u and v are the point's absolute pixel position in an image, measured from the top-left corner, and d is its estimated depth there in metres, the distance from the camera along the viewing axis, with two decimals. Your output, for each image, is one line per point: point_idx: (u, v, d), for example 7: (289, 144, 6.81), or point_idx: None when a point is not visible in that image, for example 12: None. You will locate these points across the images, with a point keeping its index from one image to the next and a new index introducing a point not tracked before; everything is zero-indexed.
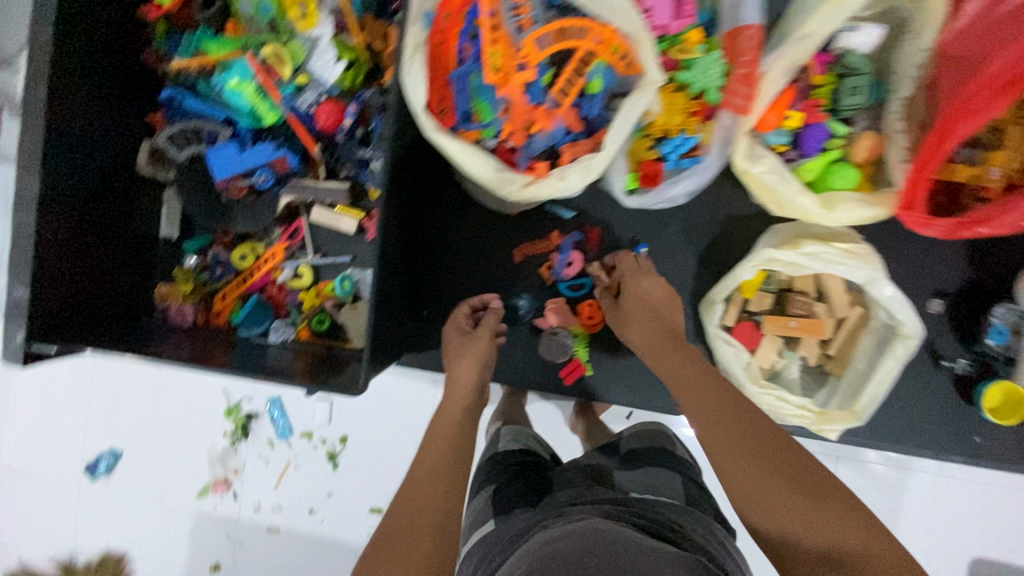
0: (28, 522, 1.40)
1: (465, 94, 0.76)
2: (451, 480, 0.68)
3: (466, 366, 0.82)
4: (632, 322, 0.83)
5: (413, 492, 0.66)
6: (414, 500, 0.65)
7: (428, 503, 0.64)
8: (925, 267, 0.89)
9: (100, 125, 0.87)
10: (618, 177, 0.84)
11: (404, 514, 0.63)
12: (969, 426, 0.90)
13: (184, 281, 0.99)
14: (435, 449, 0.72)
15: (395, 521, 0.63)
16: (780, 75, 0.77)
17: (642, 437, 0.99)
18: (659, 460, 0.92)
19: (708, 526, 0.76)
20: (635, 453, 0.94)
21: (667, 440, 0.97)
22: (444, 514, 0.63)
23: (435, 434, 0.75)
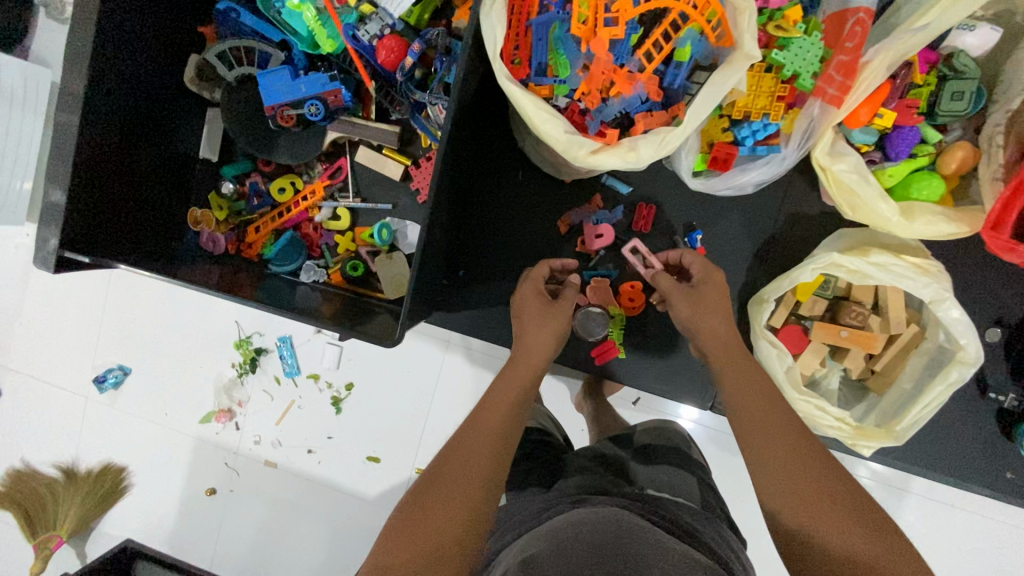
0: (36, 424, 1.42)
1: (543, 45, 0.71)
2: (502, 444, 0.67)
3: (544, 336, 0.78)
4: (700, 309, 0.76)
5: (461, 449, 0.66)
6: (463, 457, 0.65)
7: (477, 460, 0.64)
8: (992, 294, 0.84)
9: (151, 30, 0.83)
10: (688, 156, 0.79)
11: (450, 468, 0.64)
12: (1003, 460, 0.87)
13: (218, 208, 0.95)
14: (492, 410, 0.71)
15: (428, 482, 0.62)
16: (882, 68, 0.71)
17: (656, 432, 0.96)
18: (675, 457, 0.88)
19: (721, 533, 0.73)
20: (651, 448, 0.90)
21: (682, 438, 0.95)
22: (493, 473, 0.64)
23: (495, 396, 0.73)
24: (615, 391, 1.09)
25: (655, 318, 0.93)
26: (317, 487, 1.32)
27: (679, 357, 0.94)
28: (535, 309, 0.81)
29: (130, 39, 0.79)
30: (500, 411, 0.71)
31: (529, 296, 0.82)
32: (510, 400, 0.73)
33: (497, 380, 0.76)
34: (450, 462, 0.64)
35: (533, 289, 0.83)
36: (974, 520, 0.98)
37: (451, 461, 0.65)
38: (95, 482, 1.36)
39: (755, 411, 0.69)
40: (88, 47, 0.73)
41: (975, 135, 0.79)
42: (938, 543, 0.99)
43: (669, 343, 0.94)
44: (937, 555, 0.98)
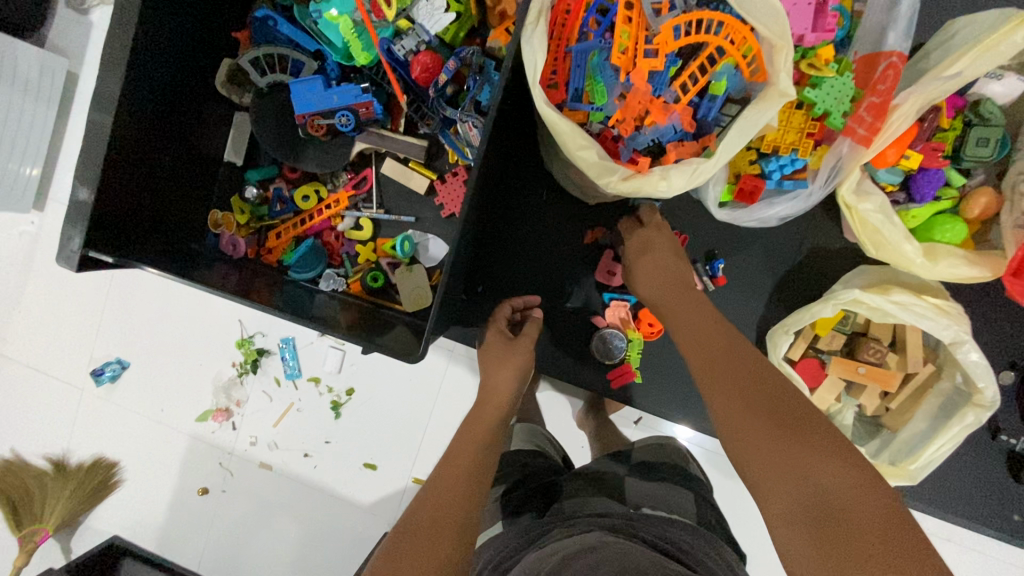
0: (29, 414, 1.40)
1: (581, 71, 0.72)
2: (472, 489, 0.66)
3: (506, 375, 0.81)
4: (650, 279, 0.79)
5: (431, 497, 0.64)
6: (433, 502, 0.63)
7: (449, 503, 0.63)
8: (1008, 337, 0.85)
9: (187, 35, 0.83)
10: (715, 186, 0.80)
11: (421, 518, 0.61)
12: (1012, 503, 0.88)
13: (241, 212, 0.95)
14: (459, 457, 0.71)
15: (403, 528, 0.61)
16: (912, 111, 0.72)
17: (654, 449, 0.96)
18: (670, 474, 0.88)
19: (716, 548, 0.72)
20: (650, 465, 0.90)
21: (678, 453, 0.95)
22: (467, 517, 0.62)
23: (461, 444, 0.74)
24: (617, 410, 1.08)
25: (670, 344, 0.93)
26: (316, 494, 1.31)
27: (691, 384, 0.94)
28: (499, 350, 0.84)
29: (167, 43, 0.80)
30: (468, 454, 0.72)
31: (492, 337, 0.86)
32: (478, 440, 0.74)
33: (460, 431, 0.76)
34: (420, 511, 0.62)
35: (495, 330, 0.87)
36: None
37: (420, 510, 0.63)
38: (84, 477, 1.34)
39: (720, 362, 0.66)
40: (127, 46, 0.74)
41: (997, 181, 0.80)
42: None
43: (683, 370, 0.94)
44: None
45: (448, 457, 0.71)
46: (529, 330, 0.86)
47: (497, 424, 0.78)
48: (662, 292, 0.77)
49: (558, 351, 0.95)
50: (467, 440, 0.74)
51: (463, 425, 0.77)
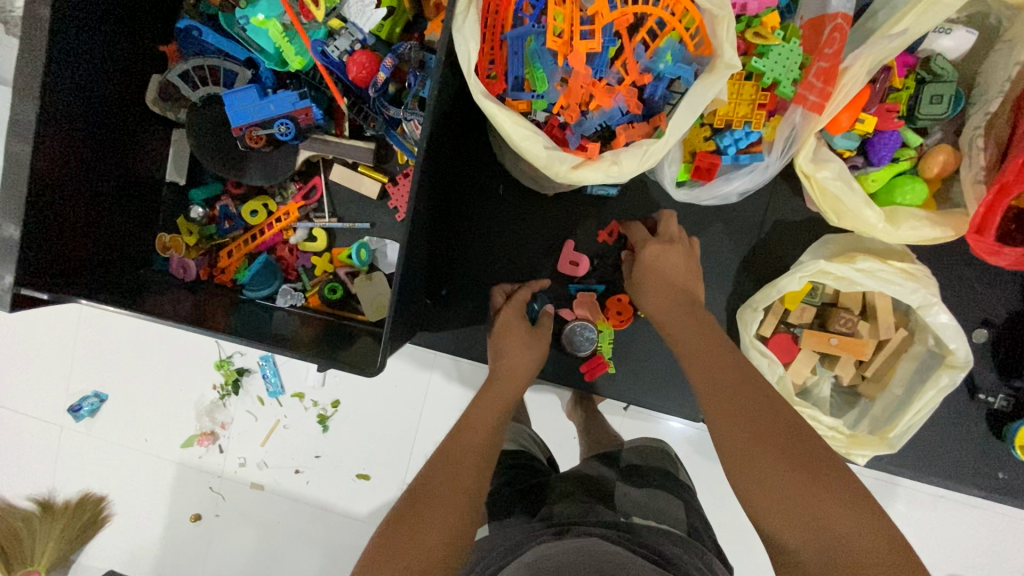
0: (8, 457, 1.36)
1: (519, 58, 0.69)
2: (482, 463, 0.68)
3: (518, 349, 0.81)
4: (664, 292, 0.77)
5: (444, 464, 0.67)
6: (447, 468, 0.66)
7: (461, 470, 0.66)
8: (976, 295, 0.84)
9: (109, 52, 0.79)
10: (670, 167, 0.78)
11: (432, 484, 0.64)
12: (995, 461, 0.87)
13: (189, 234, 0.92)
14: (473, 427, 0.73)
15: (417, 490, 0.63)
16: (862, 74, 0.70)
17: (643, 452, 0.95)
18: (662, 480, 0.87)
19: (704, 558, 0.72)
20: (638, 468, 0.90)
21: (666, 458, 0.94)
22: (475, 488, 0.65)
23: (475, 415, 0.75)
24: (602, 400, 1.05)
25: (643, 332, 0.91)
26: (305, 511, 1.28)
27: (668, 371, 0.92)
28: (513, 326, 0.82)
29: (86, 63, 0.76)
30: (482, 428, 0.73)
31: (514, 321, 0.83)
32: (495, 411, 0.76)
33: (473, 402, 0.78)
34: (434, 474, 0.65)
35: (516, 315, 0.83)
36: None
37: (432, 474, 0.65)
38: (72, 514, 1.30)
39: (717, 376, 0.66)
40: (38, 68, 0.69)
41: (955, 138, 0.79)
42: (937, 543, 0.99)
43: (659, 357, 0.92)
44: None
45: (461, 429, 0.73)
46: (545, 321, 0.85)
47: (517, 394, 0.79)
48: (672, 307, 0.75)
49: None
50: (482, 413, 0.74)
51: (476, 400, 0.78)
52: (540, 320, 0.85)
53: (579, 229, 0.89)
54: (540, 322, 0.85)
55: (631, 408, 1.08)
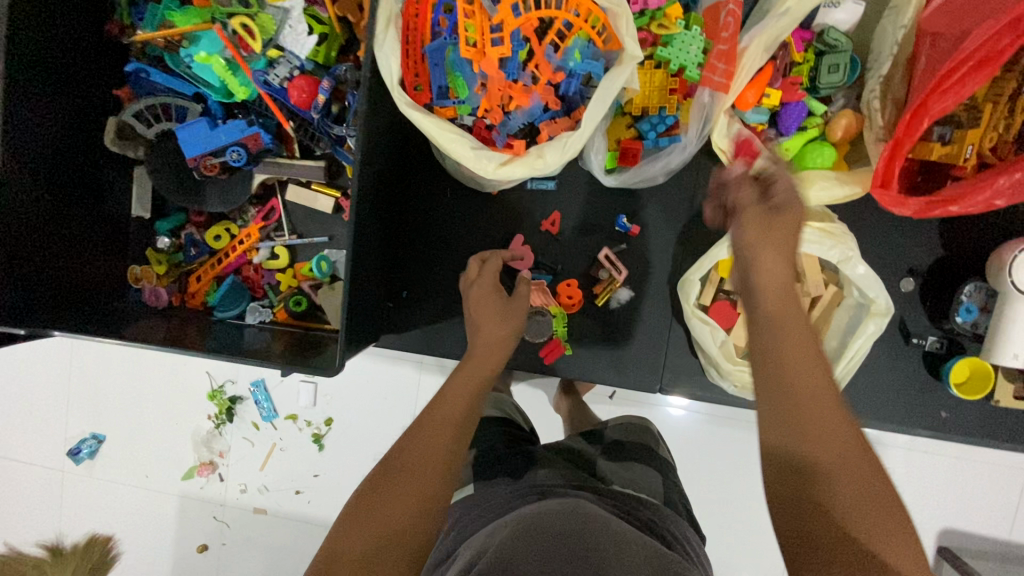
0: (15, 504, 1.40)
1: (440, 68, 0.75)
2: (454, 444, 0.68)
3: (493, 327, 0.81)
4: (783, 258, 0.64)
5: (418, 437, 0.68)
6: (416, 453, 0.66)
7: (429, 457, 0.66)
8: (900, 245, 0.90)
9: (67, 101, 0.86)
10: (596, 156, 0.83)
11: (403, 459, 0.66)
12: (937, 400, 0.92)
13: (158, 263, 0.97)
14: (451, 400, 0.73)
15: (388, 463, 0.66)
16: (760, 52, 0.76)
17: (627, 428, 1.01)
18: (641, 454, 0.93)
19: (679, 528, 0.78)
20: (619, 445, 0.95)
21: (652, 436, 1.00)
22: (446, 461, 0.67)
23: (453, 388, 0.75)
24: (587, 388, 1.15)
25: (596, 313, 0.96)
26: (302, 523, 1.32)
27: (625, 348, 0.96)
28: (492, 303, 0.83)
29: (36, 114, 0.81)
30: (461, 403, 0.73)
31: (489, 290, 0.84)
32: (473, 383, 0.75)
33: (453, 375, 0.77)
34: (402, 461, 0.66)
35: (489, 288, 0.84)
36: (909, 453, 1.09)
37: (402, 458, 0.66)
38: (83, 556, 1.36)
39: (790, 353, 0.60)
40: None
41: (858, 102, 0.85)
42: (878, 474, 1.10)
43: (614, 335, 0.96)
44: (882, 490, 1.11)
45: (439, 403, 0.73)
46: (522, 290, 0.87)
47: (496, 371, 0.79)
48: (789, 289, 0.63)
49: None
50: (458, 388, 0.74)
51: (454, 374, 0.77)
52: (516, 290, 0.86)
53: (524, 222, 0.94)
54: (516, 291, 0.86)
55: (619, 395, 1.18)
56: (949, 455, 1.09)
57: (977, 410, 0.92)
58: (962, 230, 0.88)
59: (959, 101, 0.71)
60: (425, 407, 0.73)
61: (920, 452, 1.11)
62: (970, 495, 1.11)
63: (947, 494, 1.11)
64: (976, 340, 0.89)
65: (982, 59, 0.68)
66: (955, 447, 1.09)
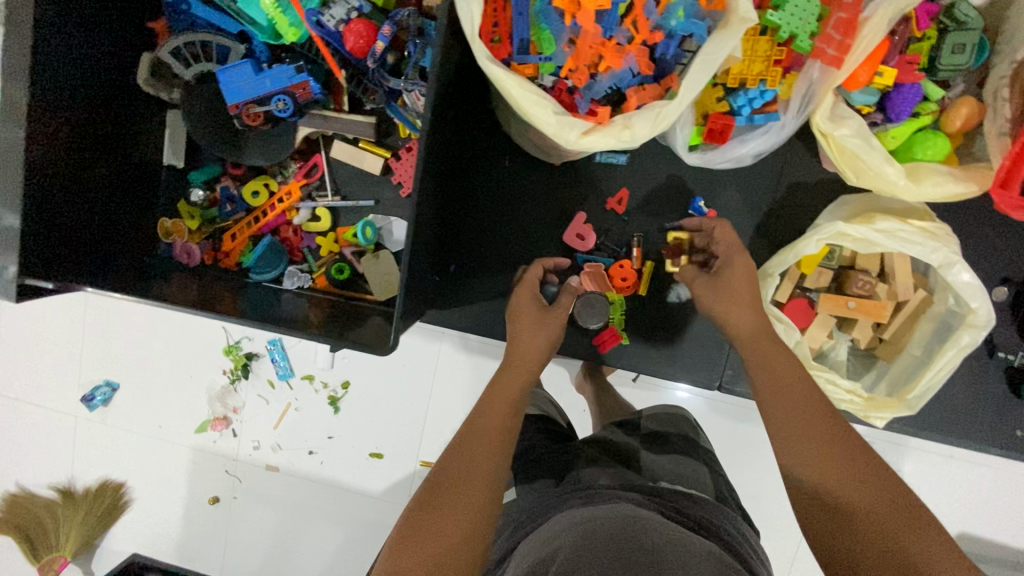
0: (30, 447, 1.37)
1: (524, 19, 0.66)
2: (500, 455, 0.65)
3: (531, 332, 0.76)
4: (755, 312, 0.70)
5: (462, 452, 0.65)
6: (460, 466, 0.63)
7: (472, 474, 0.62)
8: (999, 252, 0.82)
9: (101, 32, 0.77)
10: (683, 129, 0.75)
11: (450, 476, 0.62)
12: (1013, 418, 0.86)
13: (191, 217, 0.90)
14: (493, 407, 0.70)
15: (434, 484, 0.62)
16: (884, 23, 0.67)
17: (662, 419, 0.95)
18: (684, 447, 0.88)
19: (733, 523, 0.74)
20: (661, 436, 0.89)
21: (689, 425, 0.94)
22: (491, 477, 0.63)
23: (495, 395, 0.72)
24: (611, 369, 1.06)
25: (657, 302, 0.90)
26: (322, 490, 1.30)
27: (684, 343, 0.90)
28: (531, 315, 0.78)
29: (75, 50, 0.74)
30: (501, 412, 0.70)
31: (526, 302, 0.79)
32: (514, 388, 0.72)
33: (493, 380, 0.74)
34: (448, 478, 0.62)
35: (529, 294, 0.80)
36: (963, 469, 1.05)
37: (447, 474, 0.63)
38: (94, 500, 1.33)
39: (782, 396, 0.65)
40: (27, 50, 0.67)
41: (977, 89, 0.76)
42: (926, 486, 1.06)
43: (673, 326, 0.90)
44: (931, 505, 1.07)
45: (481, 412, 0.69)
46: (564, 300, 0.79)
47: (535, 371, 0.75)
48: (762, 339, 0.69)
49: None
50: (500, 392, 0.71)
51: (494, 379, 0.75)
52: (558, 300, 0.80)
53: (588, 199, 0.87)
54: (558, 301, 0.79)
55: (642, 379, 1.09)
56: (1007, 472, 1.03)
57: None
58: None
59: None
60: (468, 415, 0.70)
61: (976, 468, 1.05)
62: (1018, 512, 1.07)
63: (998, 512, 1.06)
64: None
65: None
66: (1013, 465, 1.04)
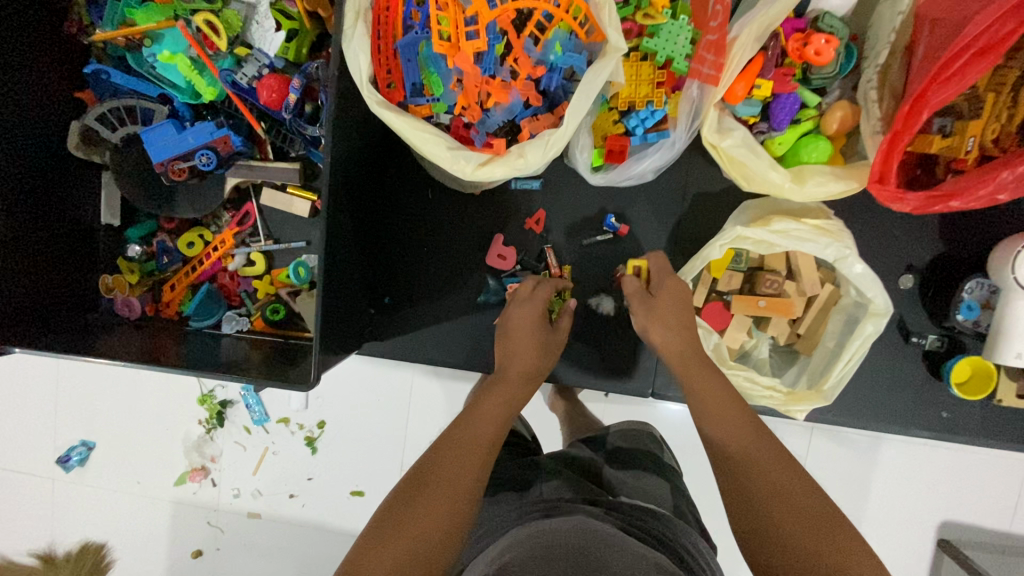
0: (5, 514, 1.37)
1: (414, 65, 0.72)
2: (482, 463, 0.66)
3: (534, 348, 0.78)
4: (673, 330, 0.76)
5: (444, 456, 0.65)
6: (441, 471, 0.64)
7: (442, 491, 0.62)
8: (900, 242, 0.86)
9: (22, 108, 0.82)
10: (582, 153, 0.80)
11: (429, 476, 0.63)
12: (938, 400, 0.89)
13: (130, 272, 0.93)
14: (481, 418, 0.71)
15: (411, 481, 0.63)
16: (751, 41, 0.72)
17: (628, 434, 0.92)
18: (644, 461, 0.85)
19: (690, 538, 0.70)
20: (623, 453, 0.86)
21: (653, 440, 0.91)
22: (473, 483, 0.64)
23: (484, 407, 0.73)
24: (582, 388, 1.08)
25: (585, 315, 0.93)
26: (293, 531, 1.30)
27: (618, 356, 0.93)
28: (535, 333, 0.79)
29: None
30: (490, 424, 0.71)
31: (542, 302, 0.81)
32: (502, 407, 0.73)
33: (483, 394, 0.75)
34: (426, 482, 0.63)
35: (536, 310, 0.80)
36: (909, 452, 1.08)
37: (417, 492, 0.62)
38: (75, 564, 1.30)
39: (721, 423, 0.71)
40: None
41: (853, 92, 0.81)
42: (877, 473, 1.08)
43: (605, 341, 0.93)
44: (886, 492, 1.09)
45: (467, 421, 0.71)
46: (563, 324, 0.83)
47: (525, 389, 0.77)
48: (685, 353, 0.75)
49: (479, 346, 0.93)
50: (489, 405, 0.72)
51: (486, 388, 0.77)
52: (559, 324, 0.82)
53: (510, 224, 0.90)
54: (559, 324, 0.82)
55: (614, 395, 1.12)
56: (952, 451, 1.06)
57: (979, 410, 0.89)
58: (963, 226, 0.85)
59: (958, 91, 0.67)
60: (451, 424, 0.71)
61: (923, 452, 1.07)
62: (974, 493, 1.08)
63: (952, 493, 1.08)
64: (979, 339, 0.86)
65: (982, 47, 0.64)
66: (959, 444, 1.06)
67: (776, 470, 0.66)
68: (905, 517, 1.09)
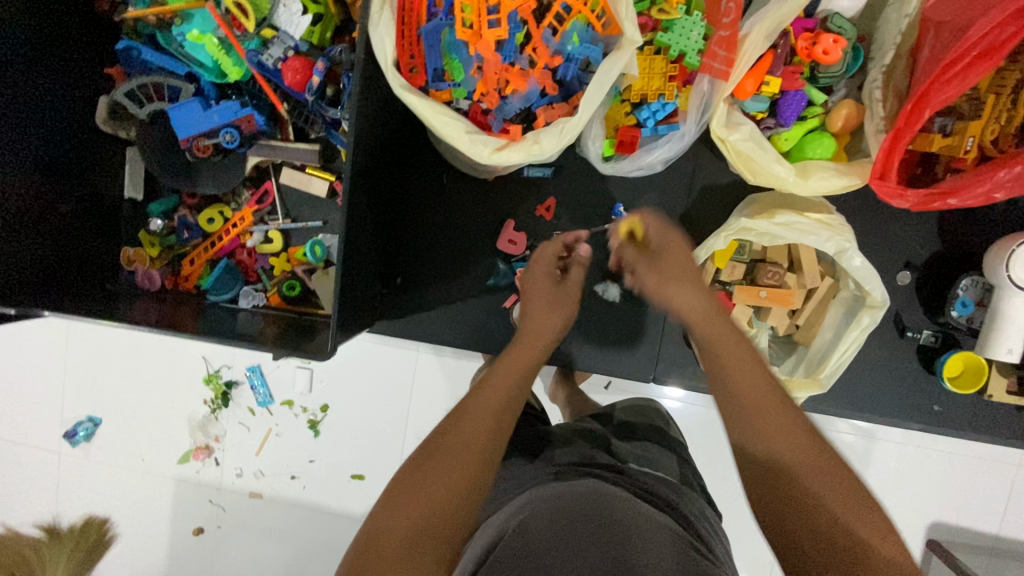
0: (14, 485, 1.40)
1: (436, 51, 0.75)
2: (497, 431, 0.64)
3: (544, 314, 0.79)
4: (691, 290, 0.69)
5: (461, 422, 0.64)
6: (457, 437, 0.62)
7: (459, 457, 0.61)
8: (898, 239, 0.89)
9: (54, 84, 0.85)
10: (594, 143, 0.83)
11: (446, 440, 0.62)
12: (931, 394, 0.92)
13: (150, 246, 0.96)
14: (495, 386, 0.69)
15: (430, 444, 0.62)
16: (761, 38, 0.75)
17: (634, 410, 0.95)
18: (652, 435, 0.88)
19: (696, 505, 0.73)
20: (631, 424, 0.89)
21: (660, 416, 0.95)
22: (489, 448, 0.63)
23: (501, 376, 0.71)
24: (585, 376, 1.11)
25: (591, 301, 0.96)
26: (297, 508, 1.33)
27: (622, 342, 0.96)
28: (545, 290, 0.81)
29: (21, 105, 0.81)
30: (503, 392, 0.69)
31: (542, 275, 0.82)
32: (516, 376, 0.71)
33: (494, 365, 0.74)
34: (443, 446, 0.62)
35: (545, 268, 0.83)
36: (902, 448, 1.10)
37: (436, 456, 0.61)
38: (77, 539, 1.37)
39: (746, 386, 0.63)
40: None
41: (858, 92, 0.84)
42: (870, 467, 1.11)
43: (609, 326, 0.96)
44: (878, 486, 1.11)
45: (482, 389, 0.69)
46: (576, 275, 0.83)
47: (540, 360, 0.75)
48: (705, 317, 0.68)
49: (487, 329, 0.96)
50: (504, 373, 0.71)
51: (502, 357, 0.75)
52: (572, 275, 0.83)
53: (521, 210, 0.93)
54: (570, 277, 0.83)
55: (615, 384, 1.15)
56: (944, 448, 1.08)
57: (970, 405, 0.92)
58: (960, 225, 0.88)
59: (959, 92, 0.69)
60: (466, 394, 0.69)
61: (916, 448, 1.10)
62: (965, 490, 1.11)
63: (942, 489, 1.10)
64: (972, 336, 0.89)
65: (983, 50, 0.67)
66: (951, 442, 1.09)
67: (806, 449, 0.58)
68: (896, 510, 1.12)
